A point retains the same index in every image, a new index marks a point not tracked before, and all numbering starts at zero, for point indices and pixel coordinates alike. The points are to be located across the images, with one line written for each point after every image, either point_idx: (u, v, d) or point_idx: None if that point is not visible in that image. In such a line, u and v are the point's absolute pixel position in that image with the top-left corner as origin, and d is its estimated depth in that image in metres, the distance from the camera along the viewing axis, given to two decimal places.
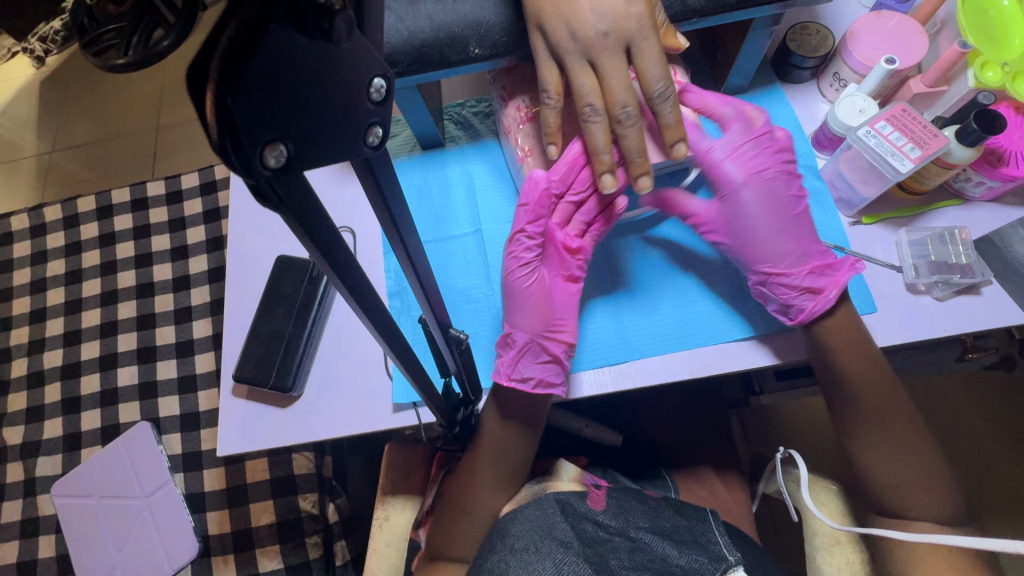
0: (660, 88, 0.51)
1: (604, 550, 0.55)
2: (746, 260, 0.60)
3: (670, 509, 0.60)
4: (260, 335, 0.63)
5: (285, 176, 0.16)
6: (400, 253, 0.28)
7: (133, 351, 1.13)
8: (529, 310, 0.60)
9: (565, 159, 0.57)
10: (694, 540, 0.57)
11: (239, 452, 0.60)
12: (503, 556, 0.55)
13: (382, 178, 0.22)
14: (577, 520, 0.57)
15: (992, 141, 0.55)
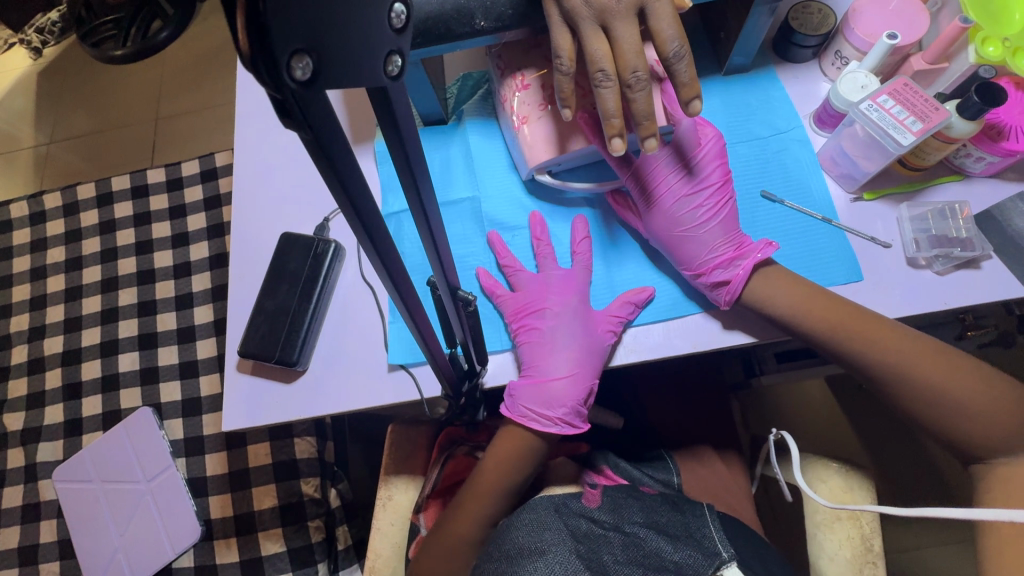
0: (675, 48, 0.50)
1: (600, 545, 0.56)
2: (670, 250, 0.62)
3: (666, 506, 0.62)
4: (264, 312, 0.63)
5: (310, 93, 0.17)
6: (413, 201, 0.28)
7: (133, 338, 1.12)
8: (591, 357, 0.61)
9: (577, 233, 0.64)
10: (688, 534, 0.58)
11: (244, 426, 0.60)
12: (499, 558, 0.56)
13: (399, 114, 0.22)
14: (571, 518, 0.58)
15: (992, 116, 0.55)
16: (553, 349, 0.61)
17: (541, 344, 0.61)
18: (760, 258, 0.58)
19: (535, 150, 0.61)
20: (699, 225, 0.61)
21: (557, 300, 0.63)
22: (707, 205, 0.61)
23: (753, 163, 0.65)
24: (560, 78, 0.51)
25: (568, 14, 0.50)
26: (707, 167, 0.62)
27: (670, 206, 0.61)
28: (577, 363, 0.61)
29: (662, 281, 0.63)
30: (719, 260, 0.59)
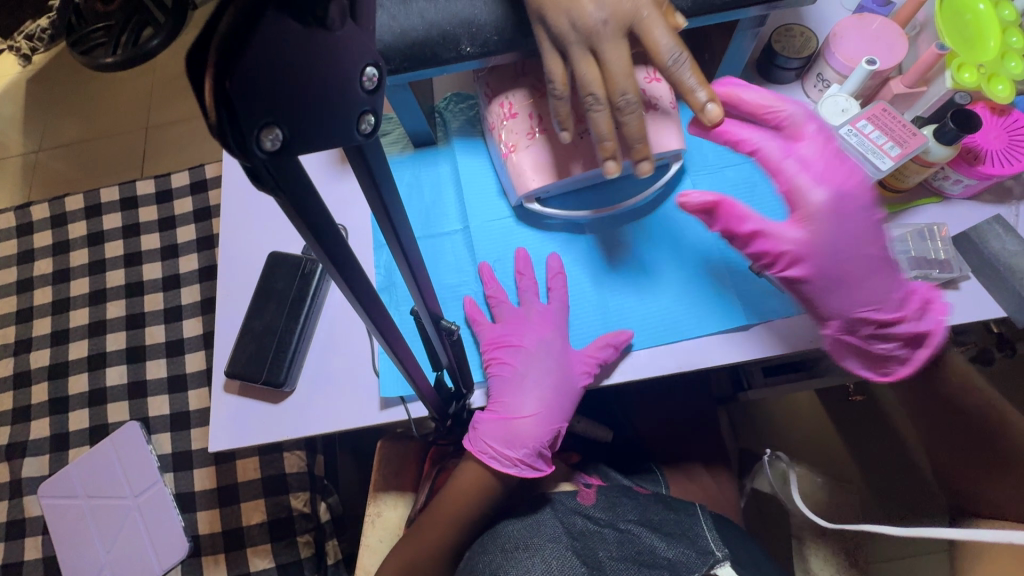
0: (673, 56, 0.49)
1: (595, 542, 0.57)
2: (847, 291, 0.52)
3: (660, 504, 0.62)
4: (252, 332, 0.63)
5: (280, 159, 0.17)
6: (393, 244, 0.28)
7: (122, 351, 1.12)
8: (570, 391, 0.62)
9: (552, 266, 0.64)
10: (682, 532, 0.58)
11: (230, 447, 0.60)
12: (497, 555, 0.57)
13: (374, 166, 0.22)
14: (567, 516, 0.59)
15: (969, 140, 0.56)
16: (517, 385, 0.63)
17: (512, 384, 0.62)
18: (945, 315, 0.55)
19: (523, 176, 0.62)
20: (876, 263, 0.52)
21: (535, 338, 0.63)
22: (877, 233, 0.52)
23: (739, 187, 0.66)
24: (554, 102, 0.53)
25: (555, 38, 0.50)
26: (851, 190, 0.51)
27: (831, 240, 0.51)
28: (542, 400, 0.63)
29: (667, 303, 0.61)
30: (909, 309, 0.53)
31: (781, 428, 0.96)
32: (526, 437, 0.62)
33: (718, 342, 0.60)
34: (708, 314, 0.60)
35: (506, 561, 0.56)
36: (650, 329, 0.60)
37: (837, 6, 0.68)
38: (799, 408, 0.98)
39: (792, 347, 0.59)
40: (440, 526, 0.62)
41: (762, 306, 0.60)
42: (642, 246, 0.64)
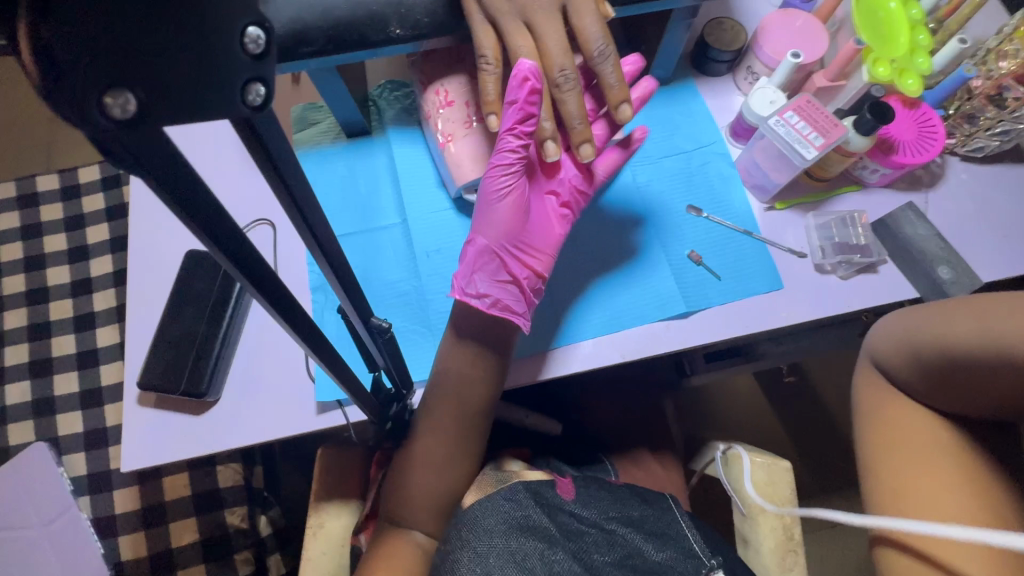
0: (600, 46, 0.50)
1: (585, 543, 0.54)
2: None
3: (636, 497, 0.60)
4: (168, 338, 0.58)
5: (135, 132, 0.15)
6: (305, 234, 0.26)
7: (25, 365, 1.01)
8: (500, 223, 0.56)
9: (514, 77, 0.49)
10: (665, 531, 0.57)
11: (146, 466, 0.55)
12: (481, 554, 0.50)
13: (270, 143, 0.20)
14: (553, 512, 0.55)
15: (884, 131, 0.59)
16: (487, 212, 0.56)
17: (484, 212, 0.56)
18: None
19: (462, 168, 0.60)
20: None
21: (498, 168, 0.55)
22: None
23: (678, 176, 0.66)
24: (485, 75, 0.51)
25: (489, 12, 0.50)
26: None
27: None
28: (516, 230, 0.56)
29: (612, 292, 0.61)
30: None
31: (724, 412, 1.00)
32: (498, 273, 0.56)
33: (660, 331, 0.60)
34: (650, 306, 0.60)
35: (496, 563, 0.50)
36: (595, 318, 0.60)
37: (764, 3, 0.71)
38: (739, 393, 1.02)
39: (730, 334, 0.60)
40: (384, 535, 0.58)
41: (700, 294, 0.61)
42: (592, 235, 0.64)
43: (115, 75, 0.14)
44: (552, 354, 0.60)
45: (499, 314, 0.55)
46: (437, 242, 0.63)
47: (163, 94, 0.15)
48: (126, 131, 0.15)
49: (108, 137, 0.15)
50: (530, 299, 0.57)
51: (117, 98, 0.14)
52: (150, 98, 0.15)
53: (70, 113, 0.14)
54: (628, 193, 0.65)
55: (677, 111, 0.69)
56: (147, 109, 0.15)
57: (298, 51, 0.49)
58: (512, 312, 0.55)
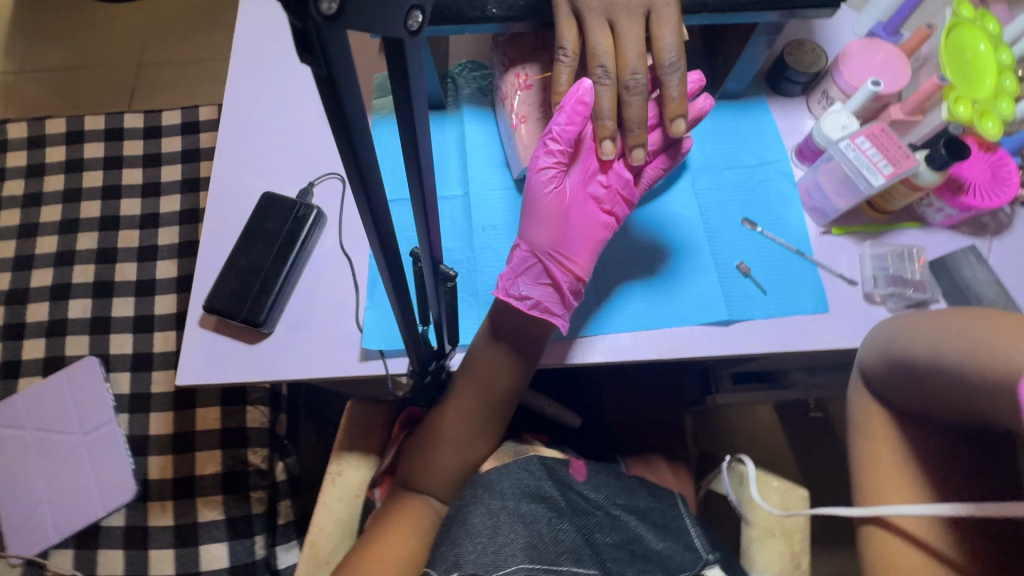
0: (672, 58, 0.52)
1: (591, 522, 0.56)
2: None
3: (644, 489, 0.62)
4: (236, 269, 0.62)
5: (333, 27, 0.18)
6: (410, 165, 0.28)
7: (88, 284, 1.08)
8: (542, 225, 0.57)
9: (573, 97, 0.51)
10: (667, 523, 0.59)
11: (199, 382, 0.59)
12: (492, 511, 0.53)
13: (411, 74, 0.23)
14: (564, 488, 0.57)
15: (956, 171, 0.59)
16: (531, 218, 0.58)
17: (525, 219, 0.58)
18: None
19: (529, 150, 0.63)
20: None
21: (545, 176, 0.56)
22: None
23: (735, 189, 0.67)
24: (560, 65, 0.53)
25: (576, 5, 0.52)
26: None
27: None
28: (557, 238, 0.57)
29: (657, 291, 0.62)
30: None
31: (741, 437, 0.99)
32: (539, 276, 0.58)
33: (698, 336, 0.61)
34: (693, 310, 0.61)
35: (507, 521, 0.52)
36: (638, 314, 0.62)
37: (847, 30, 0.71)
38: (759, 420, 1.01)
39: (768, 349, 0.60)
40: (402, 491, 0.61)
41: (743, 305, 0.62)
42: (645, 235, 0.65)
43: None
44: (592, 342, 0.61)
45: (539, 315, 0.56)
46: (494, 219, 0.66)
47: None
48: (326, 24, 0.18)
49: (315, 26, 0.17)
50: (570, 301, 0.58)
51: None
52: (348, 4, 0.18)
53: (295, 3, 0.17)
54: (668, 213, 0.66)
55: (745, 125, 0.70)
56: (345, 10, 0.18)
57: None
58: (552, 313, 0.57)
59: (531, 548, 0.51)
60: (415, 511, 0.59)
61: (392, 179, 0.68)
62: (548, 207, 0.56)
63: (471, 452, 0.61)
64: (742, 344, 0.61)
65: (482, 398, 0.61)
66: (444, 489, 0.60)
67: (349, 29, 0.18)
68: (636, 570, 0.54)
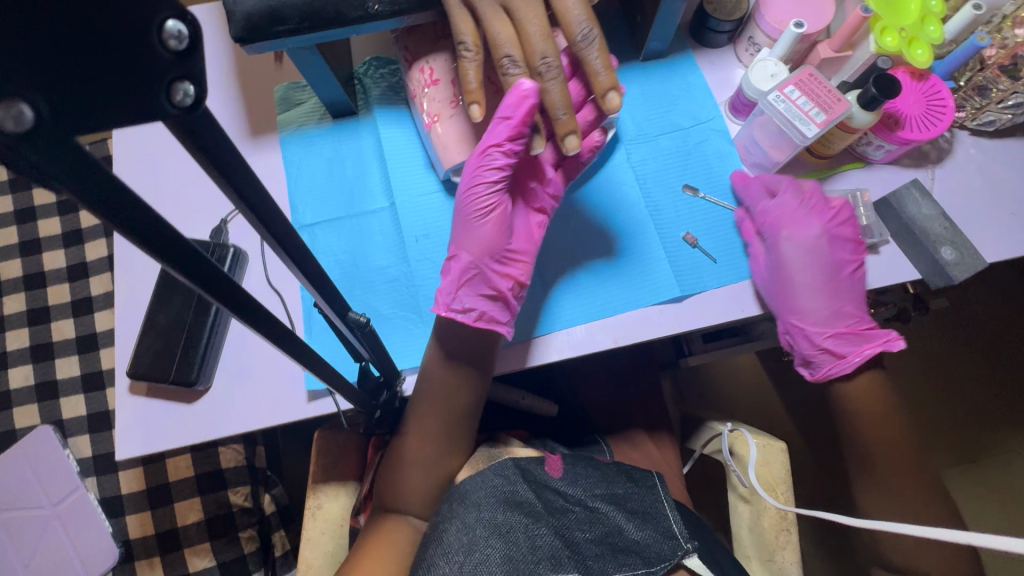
0: (583, 30, 0.49)
1: (569, 520, 0.54)
2: None
3: (620, 475, 0.61)
4: (156, 328, 0.57)
5: (35, 143, 0.14)
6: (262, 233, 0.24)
7: (26, 350, 1.01)
8: (479, 233, 0.55)
9: (517, 102, 0.49)
10: (646, 510, 0.58)
11: (139, 454, 0.55)
12: (468, 526, 0.50)
13: (213, 148, 0.19)
14: (540, 489, 0.56)
15: (890, 105, 0.57)
16: (467, 227, 0.56)
17: (463, 225, 0.56)
18: None
19: (450, 149, 0.58)
20: None
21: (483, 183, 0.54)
22: None
23: (674, 156, 0.64)
24: (465, 65, 0.49)
25: None
26: None
27: None
28: (499, 244, 0.56)
29: (606, 277, 0.60)
30: None
31: (721, 392, 1.00)
32: (483, 285, 0.55)
33: (654, 316, 0.59)
34: (647, 290, 0.59)
35: (482, 534, 0.50)
36: (589, 304, 0.59)
37: None
38: (739, 373, 1.01)
39: (724, 317, 0.59)
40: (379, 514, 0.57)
41: (695, 277, 0.60)
42: (586, 218, 0.62)
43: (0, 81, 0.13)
44: (547, 341, 0.59)
45: (485, 326, 0.54)
46: (426, 227, 0.62)
47: (71, 97, 0.15)
48: (28, 143, 0.14)
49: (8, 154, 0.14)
50: (514, 306, 0.56)
51: (8, 111, 0.13)
52: (55, 108, 0.14)
53: None
54: (606, 192, 0.63)
55: (675, 85, 0.66)
56: (45, 119, 0.14)
57: (272, 31, 0.48)
58: (496, 322, 0.55)
59: (507, 560, 0.48)
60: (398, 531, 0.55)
61: (311, 201, 0.63)
62: (485, 213, 0.55)
63: (447, 464, 0.58)
64: (700, 318, 0.59)
65: (441, 422, 0.57)
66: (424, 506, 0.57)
67: (82, 134, 0.15)
68: (617, 565, 0.52)
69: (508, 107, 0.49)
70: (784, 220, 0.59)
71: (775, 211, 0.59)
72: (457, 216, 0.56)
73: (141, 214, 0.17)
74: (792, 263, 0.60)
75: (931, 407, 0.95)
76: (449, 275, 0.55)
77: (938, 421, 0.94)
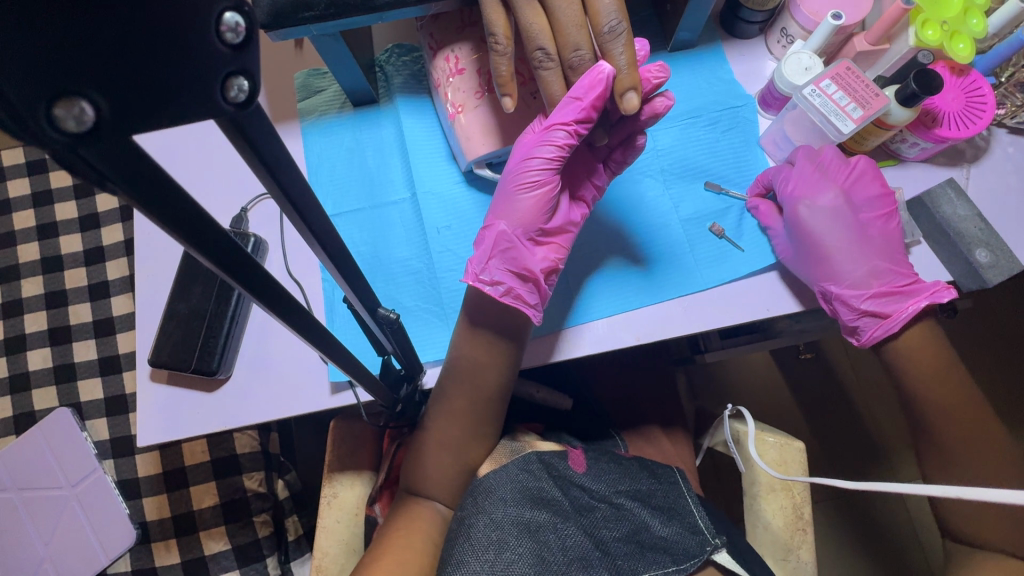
0: (611, 22, 0.47)
1: (595, 518, 0.54)
2: None
3: (644, 472, 0.61)
4: (178, 316, 0.57)
5: (93, 142, 0.15)
6: (293, 216, 0.24)
7: (43, 333, 1.02)
8: (520, 210, 0.55)
9: (593, 84, 0.48)
10: (671, 507, 0.58)
11: (161, 441, 0.55)
12: (496, 521, 0.50)
13: (257, 140, 0.19)
14: (565, 486, 0.55)
15: (928, 102, 0.55)
16: (511, 200, 0.55)
17: (508, 196, 0.56)
18: None
19: (473, 141, 0.57)
20: None
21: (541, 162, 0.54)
22: None
23: (702, 150, 0.63)
24: (497, 58, 0.49)
25: None
26: None
27: None
28: (537, 222, 0.56)
29: (634, 266, 0.59)
30: None
31: (737, 388, 0.99)
32: (515, 261, 0.54)
33: (677, 313, 0.58)
34: (673, 284, 0.58)
35: (512, 532, 0.50)
36: (615, 294, 0.58)
37: None
38: (756, 370, 0.99)
39: (749, 317, 0.57)
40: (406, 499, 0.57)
41: (721, 274, 0.58)
42: (616, 208, 0.62)
43: (62, 81, 0.14)
44: (572, 332, 0.58)
45: (512, 303, 0.53)
46: (448, 218, 0.61)
47: (129, 94, 0.15)
48: (85, 143, 0.15)
49: (66, 150, 0.15)
50: (543, 290, 0.55)
51: (70, 110, 0.14)
52: (114, 104, 0.15)
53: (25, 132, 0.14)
54: (631, 188, 0.63)
55: (703, 77, 0.65)
56: (104, 118, 0.15)
57: (297, 17, 0.47)
58: (524, 302, 0.54)
59: (539, 561, 0.49)
60: (419, 521, 0.54)
61: (333, 190, 0.62)
62: (531, 190, 0.55)
63: (468, 457, 0.57)
64: (724, 318, 0.57)
65: (462, 417, 0.57)
66: (447, 495, 0.57)
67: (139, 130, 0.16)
68: (646, 564, 0.52)
69: (582, 89, 0.49)
70: (802, 190, 0.57)
71: (793, 179, 0.58)
72: (502, 189, 0.56)
73: (182, 207, 0.18)
74: (818, 228, 0.57)
75: None
76: (483, 243, 0.55)
77: None
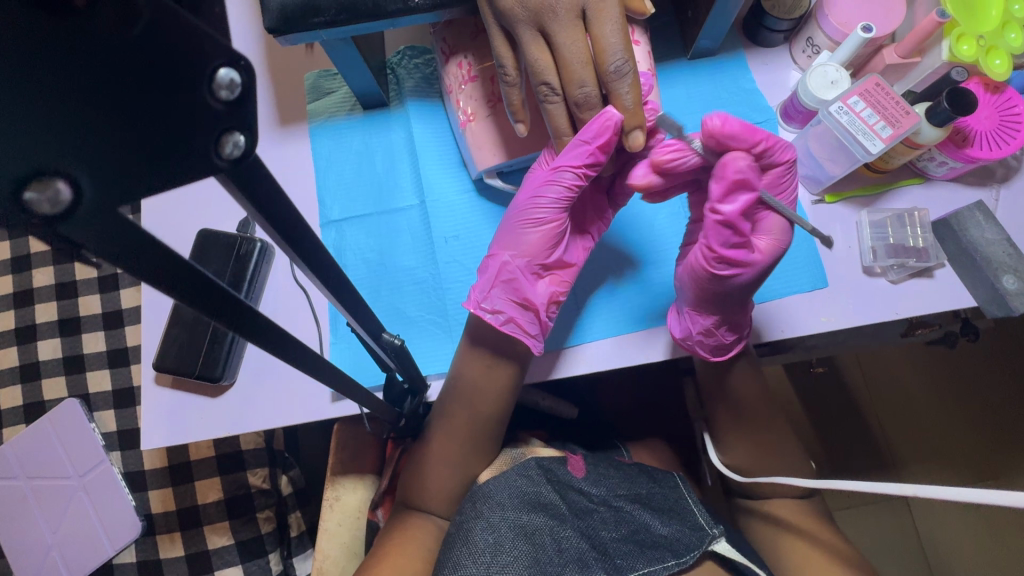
0: (617, 62, 0.45)
1: (592, 521, 0.53)
2: None
3: (644, 475, 0.59)
4: (182, 320, 0.57)
5: (77, 218, 0.16)
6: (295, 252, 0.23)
7: (54, 323, 1.03)
8: (524, 242, 0.54)
9: (602, 129, 0.48)
10: (671, 507, 0.56)
11: (164, 445, 0.55)
12: (494, 525, 0.49)
13: None
14: (564, 490, 0.54)
15: (960, 120, 0.53)
16: (516, 233, 0.54)
17: (513, 229, 0.54)
18: None
19: (483, 150, 0.56)
20: None
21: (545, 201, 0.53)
22: None
23: None
24: (506, 89, 0.48)
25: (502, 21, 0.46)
26: None
27: None
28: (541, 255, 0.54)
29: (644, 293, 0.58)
30: None
31: None
32: (515, 291, 0.53)
33: None
34: None
35: (509, 537, 0.49)
36: (624, 318, 0.57)
37: None
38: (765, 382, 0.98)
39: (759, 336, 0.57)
40: (405, 508, 0.56)
41: None
42: (626, 231, 0.60)
43: (47, 165, 0.15)
44: (579, 354, 0.57)
45: (510, 332, 0.52)
46: (457, 227, 0.60)
47: (114, 169, 0.16)
48: (69, 221, 0.16)
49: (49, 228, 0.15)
50: (544, 320, 0.53)
51: (45, 192, 0.15)
52: (97, 182, 0.16)
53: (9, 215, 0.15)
54: (642, 208, 0.61)
55: (723, 86, 0.63)
56: (88, 196, 0.16)
57: (307, 22, 0.46)
58: (523, 331, 0.52)
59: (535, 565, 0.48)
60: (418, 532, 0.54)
61: (339, 195, 0.61)
62: (535, 225, 0.54)
63: (470, 471, 0.57)
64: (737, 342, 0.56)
65: (468, 430, 0.56)
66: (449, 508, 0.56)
67: (130, 202, 0.17)
68: (646, 562, 0.51)
69: (591, 133, 0.48)
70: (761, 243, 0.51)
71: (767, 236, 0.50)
72: (506, 221, 0.55)
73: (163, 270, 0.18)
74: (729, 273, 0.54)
75: (964, 425, 0.92)
76: (486, 272, 0.54)
77: (969, 439, 0.92)
